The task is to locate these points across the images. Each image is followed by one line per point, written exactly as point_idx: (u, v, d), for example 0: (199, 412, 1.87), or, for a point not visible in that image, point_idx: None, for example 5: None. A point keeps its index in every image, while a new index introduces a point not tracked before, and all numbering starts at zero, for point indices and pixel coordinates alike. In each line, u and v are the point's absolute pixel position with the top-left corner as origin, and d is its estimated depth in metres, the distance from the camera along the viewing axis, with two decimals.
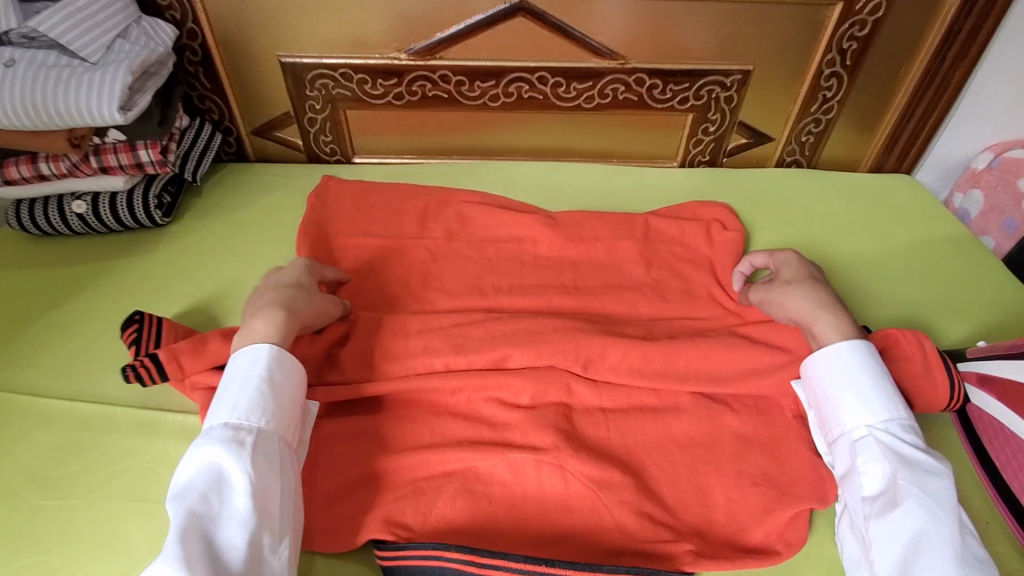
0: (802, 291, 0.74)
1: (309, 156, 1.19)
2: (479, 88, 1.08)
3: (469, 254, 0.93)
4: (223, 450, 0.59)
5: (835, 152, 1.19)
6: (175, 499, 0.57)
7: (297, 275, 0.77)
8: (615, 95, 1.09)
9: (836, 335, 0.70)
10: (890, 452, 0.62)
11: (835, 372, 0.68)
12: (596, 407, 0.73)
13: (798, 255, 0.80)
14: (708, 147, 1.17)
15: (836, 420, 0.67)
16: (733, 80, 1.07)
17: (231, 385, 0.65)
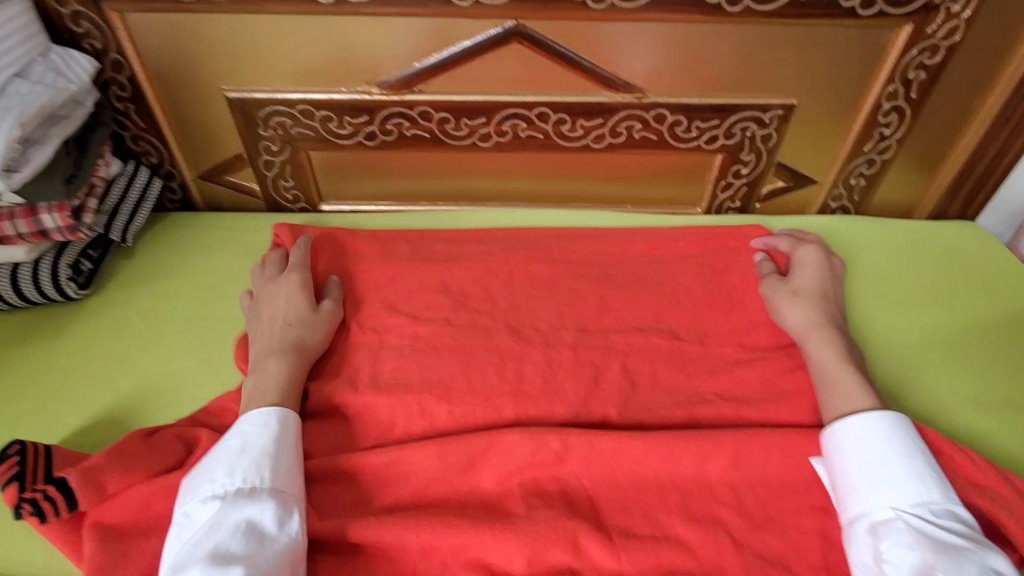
0: (804, 302, 0.76)
1: (268, 204, 1.01)
2: (467, 126, 0.90)
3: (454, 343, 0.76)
4: (272, 512, 0.55)
5: (888, 195, 1.01)
6: (218, 572, 0.50)
7: (290, 297, 0.75)
8: (630, 133, 0.91)
9: (828, 354, 0.71)
10: (923, 537, 0.54)
11: (860, 447, 0.61)
12: (610, 575, 0.57)
13: (819, 258, 0.81)
14: (739, 191, 0.99)
15: (853, 499, 0.59)
16: (773, 116, 0.89)
17: (258, 444, 0.60)
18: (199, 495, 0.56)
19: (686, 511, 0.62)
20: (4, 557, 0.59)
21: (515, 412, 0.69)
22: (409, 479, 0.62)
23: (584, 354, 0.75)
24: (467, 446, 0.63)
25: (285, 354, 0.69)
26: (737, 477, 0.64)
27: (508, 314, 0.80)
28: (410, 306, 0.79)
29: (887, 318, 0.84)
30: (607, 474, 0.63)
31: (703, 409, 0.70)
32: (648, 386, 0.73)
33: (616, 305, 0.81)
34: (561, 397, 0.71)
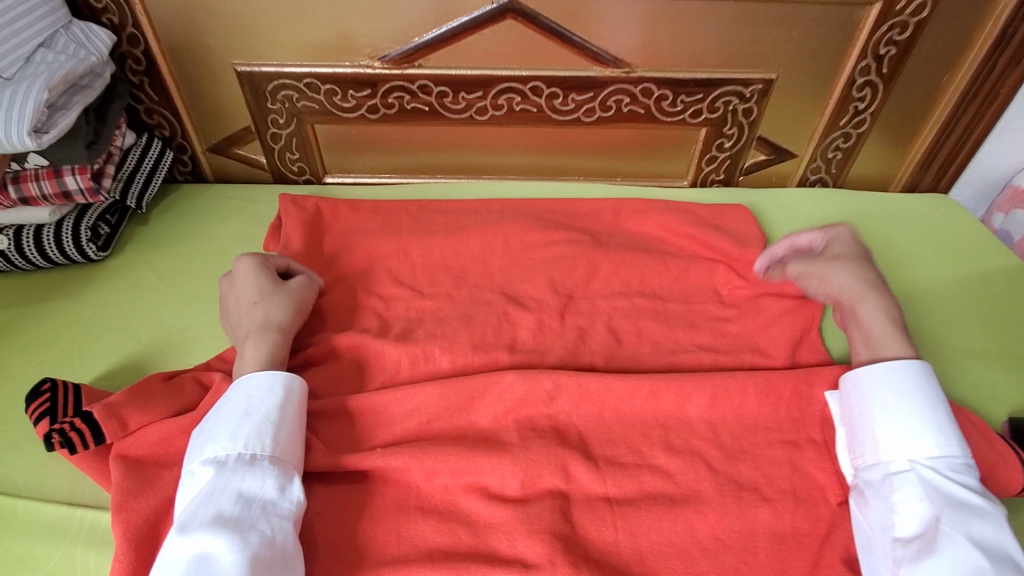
0: (850, 269, 0.73)
1: (274, 176, 1.06)
2: (464, 100, 0.95)
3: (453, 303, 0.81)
4: (273, 480, 0.58)
5: (865, 169, 1.07)
6: (220, 537, 0.53)
7: (250, 279, 0.73)
8: (619, 107, 0.96)
9: (880, 317, 0.70)
10: (934, 490, 0.59)
11: (887, 402, 0.64)
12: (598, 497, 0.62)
13: (851, 233, 0.78)
14: (723, 164, 1.04)
15: (870, 449, 0.63)
16: (753, 90, 0.94)
17: (262, 409, 0.62)
18: (204, 457, 0.59)
19: (667, 445, 0.67)
20: (36, 485, 0.64)
21: (509, 359, 0.74)
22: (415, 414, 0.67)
23: (572, 312, 0.81)
24: (464, 385, 0.68)
25: (261, 330, 0.70)
26: (717, 416, 0.69)
27: (503, 277, 0.85)
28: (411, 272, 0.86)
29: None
30: (595, 414, 0.68)
31: (686, 360, 0.76)
32: (633, 339, 0.78)
33: (606, 266, 0.86)
34: (552, 348, 0.76)
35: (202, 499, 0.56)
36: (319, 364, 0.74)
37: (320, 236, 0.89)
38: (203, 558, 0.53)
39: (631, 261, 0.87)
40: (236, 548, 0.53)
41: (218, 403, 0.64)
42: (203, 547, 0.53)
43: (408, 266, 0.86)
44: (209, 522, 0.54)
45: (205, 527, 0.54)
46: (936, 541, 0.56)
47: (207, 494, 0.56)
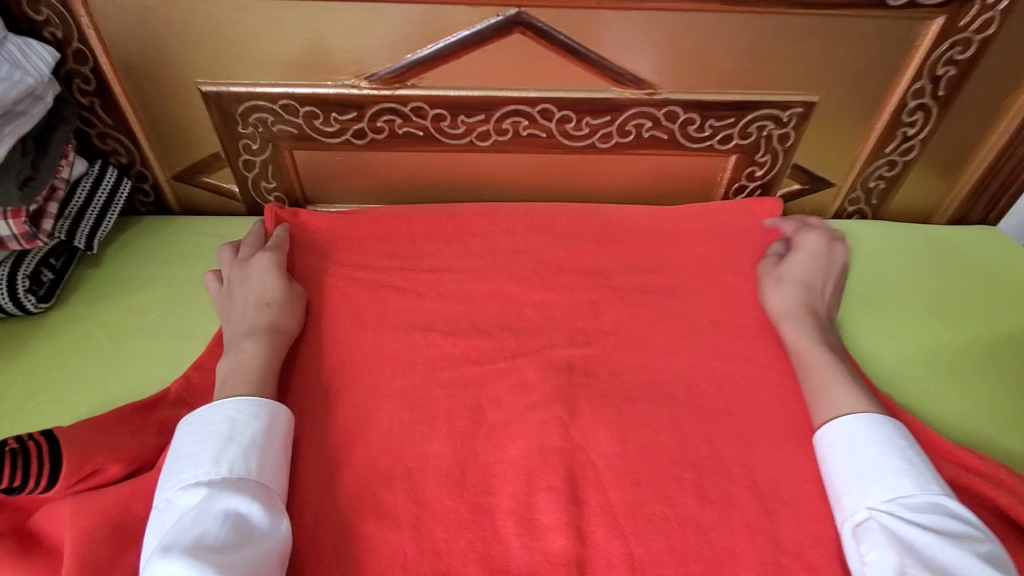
0: (785, 288, 0.76)
1: (248, 206, 0.94)
2: (465, 124, 0.84)
3: (460, 370, 0.70)
4: (258, 507, 0.53)
5: (907, 199, 0.96)
6: (198, 564, 0.47)
7: (266, 278, 0.73)
8: (640, 132, 0.85)
9: (797, 339, 0.72)
10: (897, 537, 0.53)
11: (841, 450, 0.61)
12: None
13: (813, 243, 0.80)
14: (752, 194, 0.93)
15: (837, 503, 0.59)
16: (792, 114, 0.84)
17: (246, 433, 0.57)
18: (183, 482, 0.53)
19: (710, 549, 0.58)
20: None
21: (522, 440, 0.64)
22: (415, 517, 0.59)
23: (595, 376, 0.70)
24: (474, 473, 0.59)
25: (260, 334, 0.67)
26: (763, 511, 0.60)
27: (513, 334, 0.73)
28: (412, 330, 0.73)
29: (904, 332, 0.79)
30: (624, 507, 0.60)
31: (727, 437, 0.66)
32: (666, 410, 0.67)
33: (631, 322, 0.76)
34: (573, 422, 0.66)
35: (182, 522, 0.50)
36: (300, 443, 0.64)
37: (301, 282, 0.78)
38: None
39: (659, 311, 0.77)
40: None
41: (185, 423, 0.58)
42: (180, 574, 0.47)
43: (408, 317, 0.75)
44: (191, 545, 0.48)
45: (185, 552, 0.48)
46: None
47: (187, 517, 0.51)
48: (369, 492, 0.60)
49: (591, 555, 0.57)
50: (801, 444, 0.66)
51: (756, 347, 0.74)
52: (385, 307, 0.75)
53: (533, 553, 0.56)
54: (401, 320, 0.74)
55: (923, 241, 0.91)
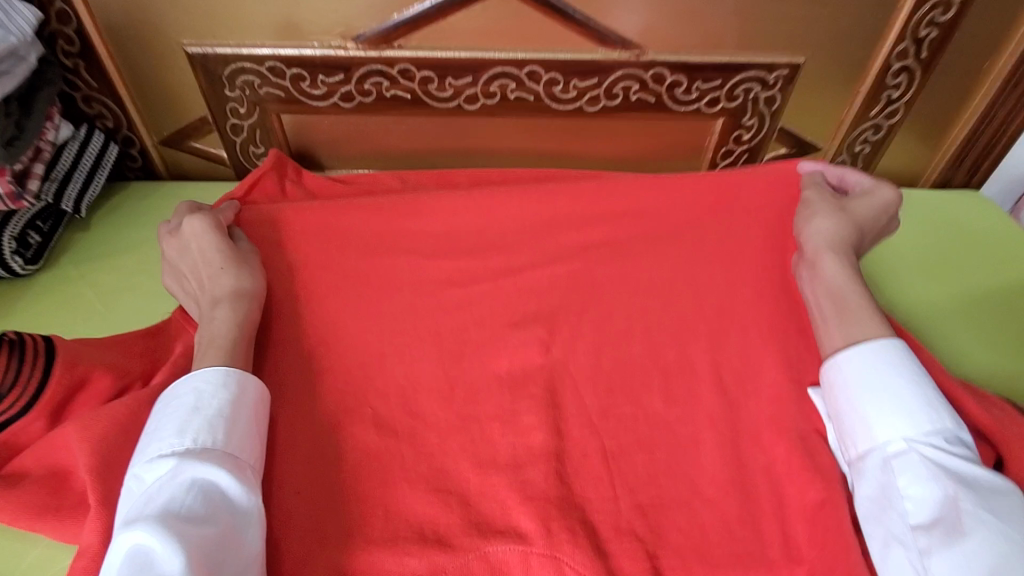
0: (841, 227, 0.65)
1: (237, 171, 0.94)
2: (451, 86, 0.84)
3: (444, 295, 0.70)
4: (230, 481, 0.50)
5: (894, 163, 0.97)
6: (166, 538, 0.45)
7: (213, 237, 0.65)
8: (627, 95, 0.85)
9: (835, 275, 0.62)
10: (944, 469, 0.50)
11: (872, 383, 0.55)
12: (611, 513, 0.55)
13: (889, 200, 0.68)
14: (740, 159, 0.94)
15: (863, 435, 0.54)
16: (777, 76, 0.84)
17: (213, 404, 0.53)
18: (150, 454, 0.51)
19: (690, 450, 0.59)
20: None
21: (506, 358, 0.65)
22: (405, 430, 0.60)
23: (579, 291, 0.70)
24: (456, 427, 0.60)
25: (230, 300, 0.62)
26: None
27: (496, 254, 0.73)
28: (395, 256, 0.72)
29: (894, 288, 0.80)
30: None
31: None
32: (647, 325, 0.68)
33: (617, 243, 0.74)
34: (555, 340, 0.66)
35: (149, 496, 0.48)
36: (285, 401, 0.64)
37: None
38: (145, 557, 0.44)
39: (646, 235, 0.74)
40: (183, 548, 0.45)
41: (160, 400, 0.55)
42: (145, 543, 0.45)
43: (391, 243, 0.73)
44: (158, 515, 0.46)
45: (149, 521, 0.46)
46: (960, 526, 0.47)
47: (154, 491, 0.48)
48: (359, 409, 0.61)
49: (573, 457, 0.58)
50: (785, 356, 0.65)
51: (743, 267, 0.71)
52: None
53: (520, 458, 0.58)
54: None
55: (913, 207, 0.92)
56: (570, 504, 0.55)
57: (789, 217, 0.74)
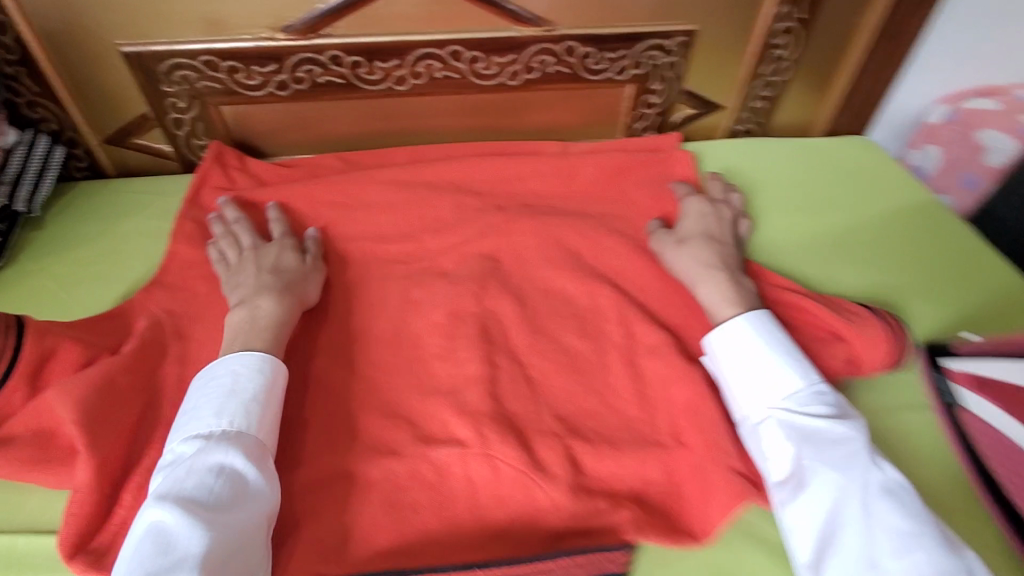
0: (688, 252, 0.78)
1: (183, 164, 0.98)
2: (380, 69, 0.90)
3: (388, 270, 0.79)
4: (247, 466, 0.54)
5: (788, 115, 1.08)
6: (184, 516, 0.49)
7: (281, 253, 0.75)
8: (544, 69, 0.93)
9: (715, 294, 0.73)
10: (797, 431, 0.57)
11: (740, 359, 0.63)
12: (534, 420, 0.62)
13: (695, 206, 0.84)
14: (652, 121, 1.04)
15: (736, 405, 0.62)
16: (676, 43, 0.93)
17: (248, 389, 0.59)
18: (187, 435, 0.56)
19: (605, 366, 0.68)
20: None
21: (441, 306, 0.73)
22: (354, 371, 0.67)
23: (506, 260, 0.80)
24: (398, 368, 0.67)
25: (282, 293, 0.69)
26: None
27: (432, 233, 0.82)
28: (343, 241, 0.82)
29: (772, 226, 0.90)
30: None
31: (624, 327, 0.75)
32: (564, 279, 0.78)
33: (537, 216, 0.85)
34: (484, 291, 0.75)
35: (180, 473, 0.53)
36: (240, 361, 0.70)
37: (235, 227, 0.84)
38: (170, 533, 0.48)
39: (560, 209, 0.87)
40: (205, 529, 0.48)
41: (198, 379, 0.62)
42: (170, 520, 0.49)
43: (340, 230, 0.83)
44: (179, 490, 0.51)
45: (172, 496, 0.50)
46: (807, 478, 0.54)
47: (186, 468, 0.53)
48: (315, 358, 0.68)
49: (503, 380, 0.65)
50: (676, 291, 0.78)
51: (636, 232, 0.86)
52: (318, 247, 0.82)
53: (456, 384, 0.64)
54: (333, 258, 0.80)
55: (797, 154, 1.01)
56: (498, 413, 0.62)
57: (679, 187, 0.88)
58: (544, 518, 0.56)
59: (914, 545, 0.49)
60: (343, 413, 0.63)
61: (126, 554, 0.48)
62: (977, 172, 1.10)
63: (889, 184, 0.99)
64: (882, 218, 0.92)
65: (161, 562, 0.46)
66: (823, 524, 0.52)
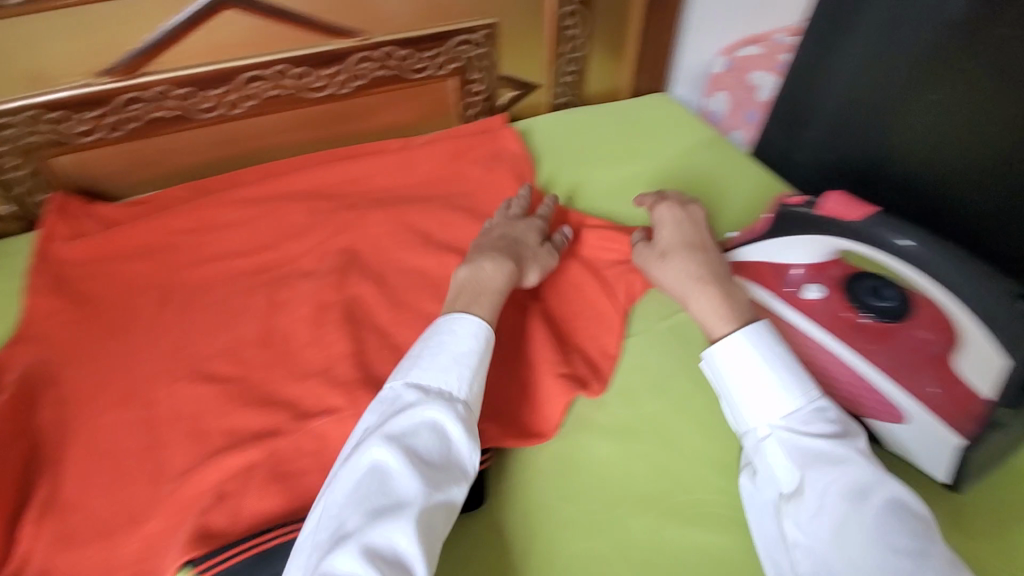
0: (672, 263, 0.70)
1: (26, 223, 0.98)
2: (212, 98, 0.95)
3: (253, 280, 0.85)
4: (447, 418, 0.57)
5: (596, 83, 1.25)
6: (404, 463, 0.53)
7: (528, 232, 0.81)
8: (370, 75, 1.02)
9: (708, 307, 0.64)
10: (799, 450, 0.55)
11: (736, 377, 0.60)
12: None
13: (671, 211, 0.76)
14: (480, 107, 1.16)
15: (741, 418, 0.60)
16: (481, 36, 1.06)
17: (468, 351, 0.62)
18: (408, 381, 0.60)
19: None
20: None
21: (306, 301, 0.80)
22: (232, 374, 0.73)
23: (364, 250, 0.88)
24: (273, 361, 0.74)
25: (500, 258, 0.73)
26: None
27: (291, 241, 0.89)
28: (206, 263, 0.87)
29: (585, 177, 1.04)
30: None
31: None
32: (418, 256, 0.87)
33: (387, 207, 0.93)
34: (344, 280, 0.83)
35: (388, 417, 0.57)
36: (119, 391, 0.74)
37: (91, 271, 0.86)
38: (384, 474, 0.53)
39: (406, 196, 0.97)
40: (422, 482, 0.52)
41: (422, 335, 0.66)
42: (388, 461, 0.53)
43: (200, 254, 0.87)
44: (386, 437, 0.55)
45: (390, 438, 0.54)
46: (807, 496, 0.52)
47: (391, 415, 0.57)
48: (194, 371, 0.74)
49: (368, 351, 0.74)
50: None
51: (479, 206, 0.96)
52: (181, 273, 0.86)
53: (326, 363, 0.72)
54: (198, 280, 0.85)
55: (603, 118, 1.17)
56: (366, 378, 0.70)
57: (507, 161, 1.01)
58: None
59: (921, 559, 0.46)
60: (225, 410, 0.69)
61: (335, 493, 0.53)
62: (755, 109, 1.28)
63: (679, 130, 1.15)
64: (678, 154, 1.09)
65: (380, 504, 0.51)
66: (834, 549, 0.49)
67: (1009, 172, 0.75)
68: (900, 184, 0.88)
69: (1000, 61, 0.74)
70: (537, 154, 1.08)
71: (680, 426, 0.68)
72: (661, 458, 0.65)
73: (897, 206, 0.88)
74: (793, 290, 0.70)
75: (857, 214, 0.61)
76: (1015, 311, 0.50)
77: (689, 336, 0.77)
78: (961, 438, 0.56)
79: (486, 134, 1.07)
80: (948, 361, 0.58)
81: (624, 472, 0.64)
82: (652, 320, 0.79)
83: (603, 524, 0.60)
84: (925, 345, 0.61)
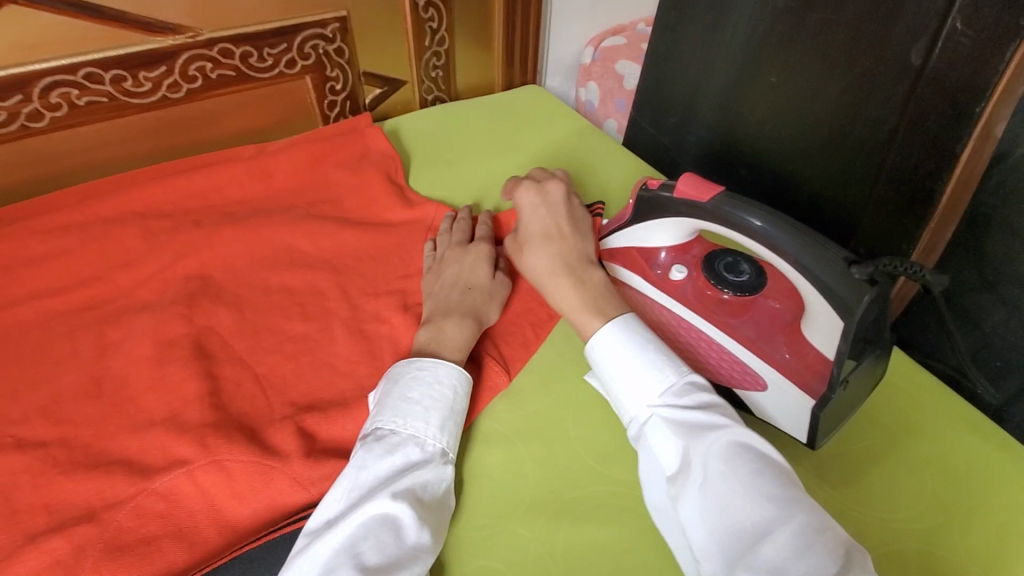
0: (539, 249, 0.72)
1: None
2: (3, 109, 0.80)
3: (78, 321, 0.72)
4: (439, 476, 0.56)
5: (467, 77, 1.22)
6: (414, 519, 0.51)
7: (477, 264, 0.77)
8: (205, 74, 0.91)
9: (567, 294, 0.68)
10: (678, 426, 0.55)
11: (616, 365, 0.61)
12: (263, 413, 0.64)
13: (556, 192, 0.76)
14: (344, 106, 1.09)
15: (625, 406, 0.60)
16: (333, 30, 0.98)
17: (455, 406, 0.61)
18: (413, 432, 0.57)
19: (332, 339, 0.72)
20: None
21: (149, 340, 0.70)
22: (53, 439, 0.61)
23: (217, 273, 0.79)
24: (108, 415, 0.63)
25: (460, 316, 0.70)
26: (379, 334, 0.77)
27: (127, 271, 0.77)
28: (12, 306, 0.73)
29: (458, 175, 1.00)
30: None
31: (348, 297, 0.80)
32: (280, 274, 0.79)
33: (239, 221, 0.84)
34: (194, 309, 0.74)
35: (395, 470, 0.54)
36: None
37: None
38: (397, 533, 0.50)
39: (265, 208, 0.88)
40: (425, 540, 0.51)
41: (398, 375, 0.62)
42: (402, 520, 0.51)
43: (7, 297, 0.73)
44: (391, 491, 0.52)
45: (396, 493, 0.52)
46: (692, 471, 0.52)
47: (398, 471, 0.54)
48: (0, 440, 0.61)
49: (227, 388, 0.66)
50: (393, 250, 0.84)
51: (347, 212, 0.90)
52: None
53: (174, 408, 0.63)
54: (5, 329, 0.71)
55: (472, 113, 1.14)
56: (223, 419, 0.62)
57: (378, 163, 0.95)
58: (284, 497, 0.58)
59: (793, 510, 0.47)
60: (43, 482, 0.58)
61: (336, 548, 0.49)
62: (624, 96, 1.26)
63: (552, 120, 1.15)
64: (551, 145, 1.09)
65: (387, 557, 0.49)
66: (727, 522, 0.49)
67: (840, 145, 0.82)
68: (754, 160, 0.94)
69: (822, 45, 0.79)
70: (409, 154, 1.04)
71: (567, 422, 0.67)
72: (550, 457, 0.64)
73: (753, 180, 0.96)
74: (662, 272, 0.72)
75: (706, 195, 0.63)
76: (850, 279, 0.54)
77: (574, 327, 0.76)
78: (812, 401, 0.58)
79: (352, 133, 0.99)
80: (799, 328, 0.62)
81: (514, 479, 0.62)
82: (535, 315, 0.77)
83: (491, 536, 0.58)
84: (779, 313, 0.66)
